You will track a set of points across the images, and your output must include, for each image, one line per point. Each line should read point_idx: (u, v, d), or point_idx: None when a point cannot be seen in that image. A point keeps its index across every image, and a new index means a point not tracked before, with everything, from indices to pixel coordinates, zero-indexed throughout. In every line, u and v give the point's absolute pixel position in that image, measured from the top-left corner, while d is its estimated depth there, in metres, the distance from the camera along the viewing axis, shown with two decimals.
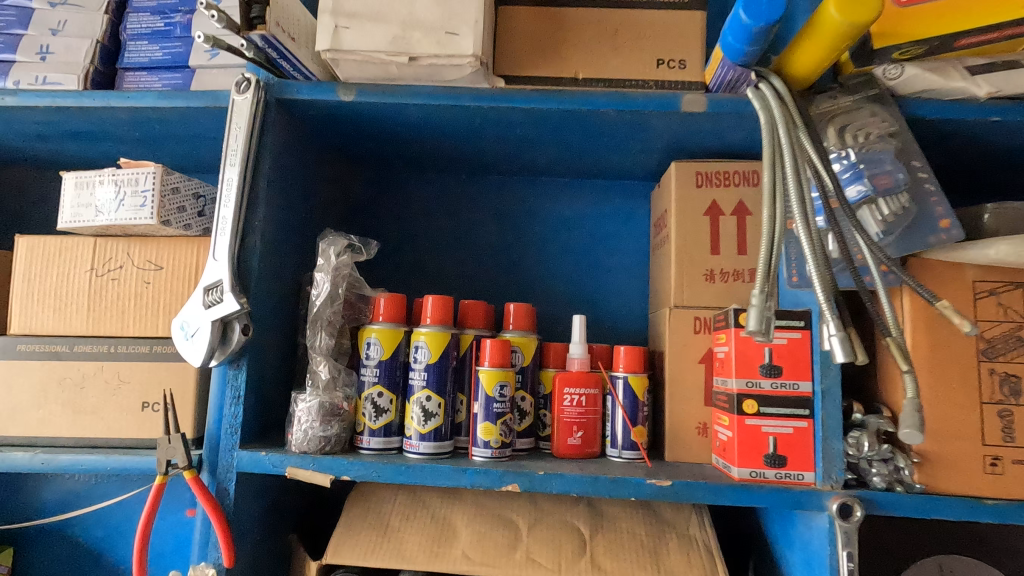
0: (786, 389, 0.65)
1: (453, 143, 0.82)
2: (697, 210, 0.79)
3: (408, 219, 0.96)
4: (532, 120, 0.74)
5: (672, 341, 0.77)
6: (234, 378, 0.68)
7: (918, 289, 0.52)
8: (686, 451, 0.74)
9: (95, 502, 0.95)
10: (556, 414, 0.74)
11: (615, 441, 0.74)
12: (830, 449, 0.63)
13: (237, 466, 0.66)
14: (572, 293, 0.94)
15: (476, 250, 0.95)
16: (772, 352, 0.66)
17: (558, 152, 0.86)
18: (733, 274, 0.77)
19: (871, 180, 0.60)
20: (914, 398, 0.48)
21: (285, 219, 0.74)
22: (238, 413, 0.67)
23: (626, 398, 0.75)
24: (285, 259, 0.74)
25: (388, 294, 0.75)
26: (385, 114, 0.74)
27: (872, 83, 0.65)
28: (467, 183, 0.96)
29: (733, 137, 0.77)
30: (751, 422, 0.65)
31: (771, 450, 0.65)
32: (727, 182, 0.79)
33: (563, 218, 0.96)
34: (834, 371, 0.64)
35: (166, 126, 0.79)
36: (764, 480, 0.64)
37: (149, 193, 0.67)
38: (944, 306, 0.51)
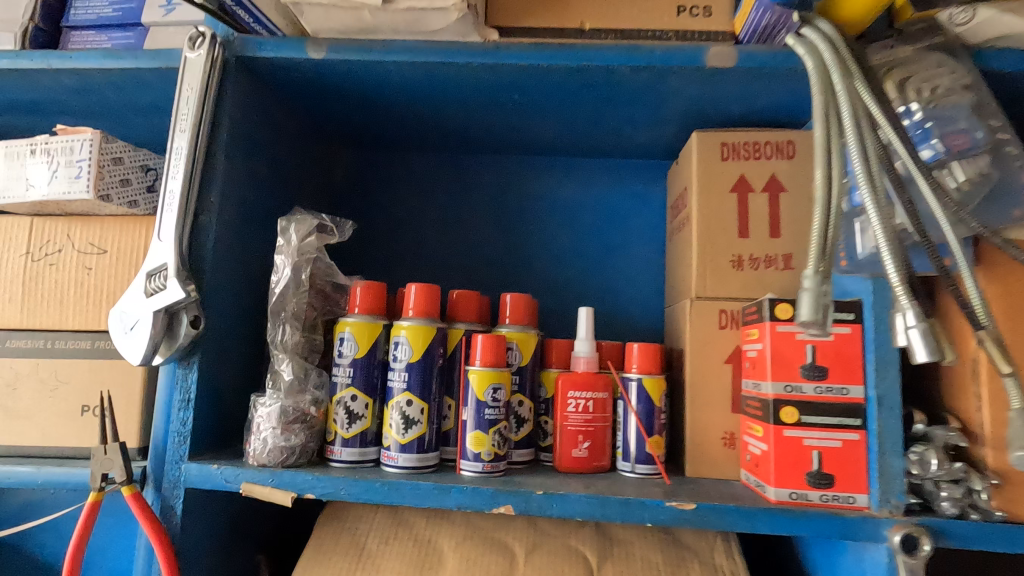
0: (832, 395, 0.55)
1: (443, 112, 0.73)
2: (722, 187, 0.68)
3: (396, 203, 0.86)
4: (531, 81, 0.64)
5: (693, 337, 0.66)
6: (182, 378, 0.58)
7: None
8: (710, 465, 0.64)
9: (54, 512, 0.87)
10: (558, 421, 0.64)
11: (626, 453, 0.64)
12: (888, 467, 0.52)
13: (184, 481, 0.57)
14: (578, 284, 0.83)
15: (470, 236, 0.85)
16: (816, 350, 0.55)
17: (562, 124, 0.76)
18: (765, 260, 0.67)
19: (943, 140, 0.49)
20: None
21: (248, 197, 0.65)
22: (186, 420, 0.57)
23: (640, 403, 0.64)
24: (248, 242, 0.65)
25: (365, 282, 0.65)
26: (361, 75, 0.64)
27: (937, 31, 0.54)
28: (461, 162, 0.87)
29: (764, 101, 0.67)
30: (791, 434, 0.55)
31: (815, 468, 0.54)
32: (757, 155, 0.68)
33: (568, 201, 0.86)
34: (892, 373, 0.53)
35: (117, 93, 0.70)
36: (807, 504, 0.54)
37: (86, 163, 0.58)
38: None
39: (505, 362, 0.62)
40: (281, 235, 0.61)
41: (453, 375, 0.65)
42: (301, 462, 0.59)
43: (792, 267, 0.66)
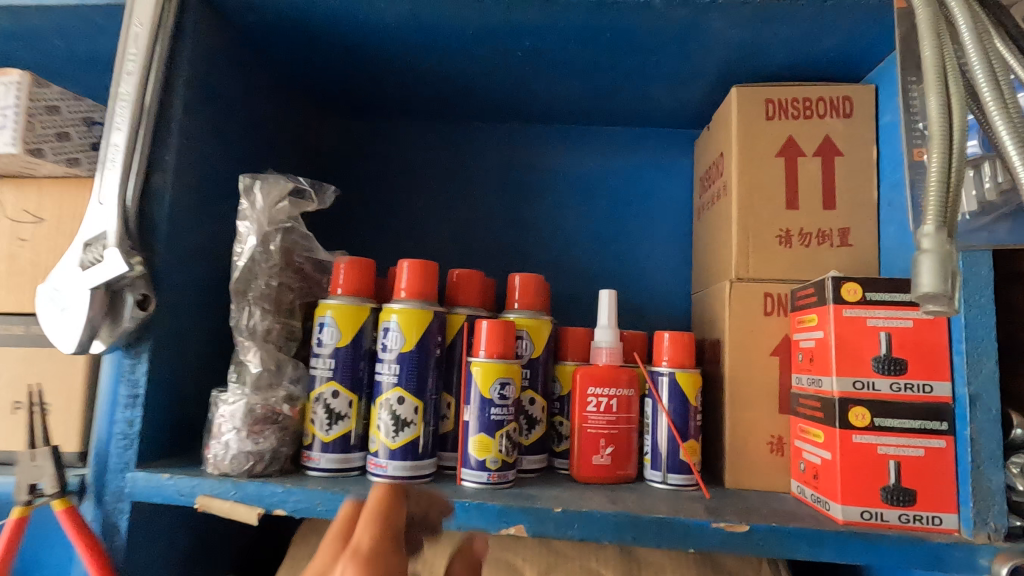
0: (911, 393, 0.45)
1: (443, 65, 0.63)
2: (768, 150, 0.59)
3: (389, 175, 0.76)
4: (546, 22, 0.55)
5: (733, 326, 0.57)
6: (129, 370, 0.48)
7: None
8: (755, 475, 0.54)
9: None
10: (576, 423, 0.55)
11: (656, 461, 0.54)
12: (985, 483, 0.43)
13: (130, 494, 0.47)
14: (594, 268, 0.74)
15: (473, 213, 0.75)
16: (890, 339, 0.46)
17: (579, 82, 0.66)
18: (818, 236, 0.57)
19: None
20: None
21: (213, 158, 0.55)
22: (133, 420, 0.48)
23: (672, 402, 0.55)
24: (212, 211, 0.55)
25: (350, 259, 0.55)
26: (346, 16, 0.54)
27: None
28: (462, 130, 0.77)
29: (818, 49, 0.57)
30: (861, 440, 0.45)
31: (892, 481, 0.45)
32: (808, 113, 0.59)
33: (582, 174, 0.76)
34: (987, 367, 0.43)
35: (64, 40, 0.60)
36: (882, 525, 0.44)
37: (13, 111, 0.48)
38: None
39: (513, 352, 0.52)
40: (246, 199, 0.52)
41: (456, 369, 0.56)
42: (272, 471, 0.49)
43: (849, 244, 0.57)
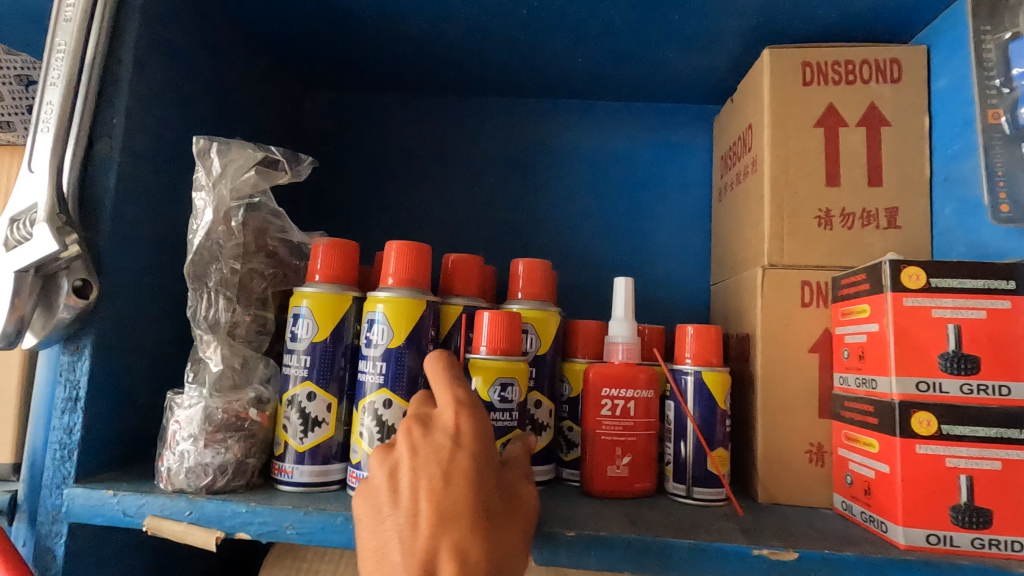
0: (985, 396, 0.39)
1: (438, 26, 0.56)
2: (805, 120, 0.52)
3: (378, 154, 0.69)
4: None
5: (767, 318, 0.50)
6: (68, 368, 0.41)
7: None
8: (792, 489, 0.48)
9: None
10: (588, 429, 0.48)
11: (680, 473, 0.48)
12: None
13: (66, 514, 0.40)
14: (604, 256, 0.67)
15: (470, 195, 0.68)
16: (960, 332, 0.39)
17: (590, 47, 0.59)
18: (862, 216, 0.50)
19: None
20: None
21: (172, 125, 0.48)
22: (73, 427, 0.41)
23: (698, 406, 0.48)
24: (171, 185, 0.48)
25: (330, 241, 0.48)
26: None
27: None
28: (459, 104, 0.70)
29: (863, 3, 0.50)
30: (926, 451, 0.39)
31: (963, 499, 0.38)
32: (850, 77, 0.52)
33: (591, 152, 0.69)
34: None
35: None
36: (953, 552, 0.38)
37: None
38: None
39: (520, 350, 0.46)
40: (202, 168, 0.44)
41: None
42: (236, 486, 0.42)
43: (897, 226, 0.50)
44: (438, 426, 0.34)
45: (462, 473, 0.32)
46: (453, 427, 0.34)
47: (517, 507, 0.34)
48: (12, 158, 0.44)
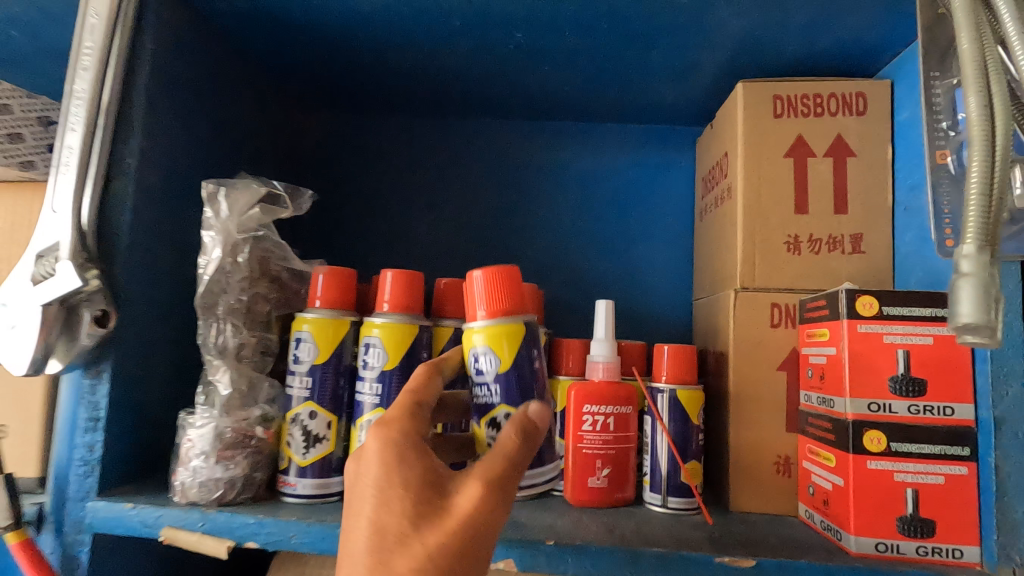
0: (931, 416, 0.42)
1: (430, 59, 0.59)
2: (775, 150, 0.55)
3: (375, 175, 0.73)
4: (538, 10, 0.50)
5: (738, 338, 0.53)
6: (89, 392, 0.45)
7: None
8: (760, 497, 0.51)
9: None
10: (571, 443, 0.51)
11: (655, 483, 0.51)
12: (1010, 513, 0.40)
13: (90, 524, 0.44)
14: (591, 273, 0.70)
15: (464, 215, 0.72)
16: (909, 357, 0.42)
17: (575, 76, 0.62)
18: (828, 242, 0.53)
19: None
20: None
21: (180, 160, 0.51)
22: (94, 445, 0.45)
23: (673, 421, 0.52)
24: (181, 216, 0.52)
25: (329, 268, 0.51)
26: (320, 6, 0.50)
27: None
28: (452, 127, 0.73)
29: (829, 41, 0.53)
30: (875, 466, 0.42)
31: (909, 510, 0.41)
32: (818, 110, 0.55)
33: (578, 173, 0.72)
34: (1015, 389, 0.40)
35: (21, 32, 0.56)
36: (899, 558, 0.41)
37: None
38: None
39: (532, 317, 0.42)
40: (212, 206, 0.48)
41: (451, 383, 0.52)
42: (244, 498, 0.46)
43: (861, 251, 0.53)
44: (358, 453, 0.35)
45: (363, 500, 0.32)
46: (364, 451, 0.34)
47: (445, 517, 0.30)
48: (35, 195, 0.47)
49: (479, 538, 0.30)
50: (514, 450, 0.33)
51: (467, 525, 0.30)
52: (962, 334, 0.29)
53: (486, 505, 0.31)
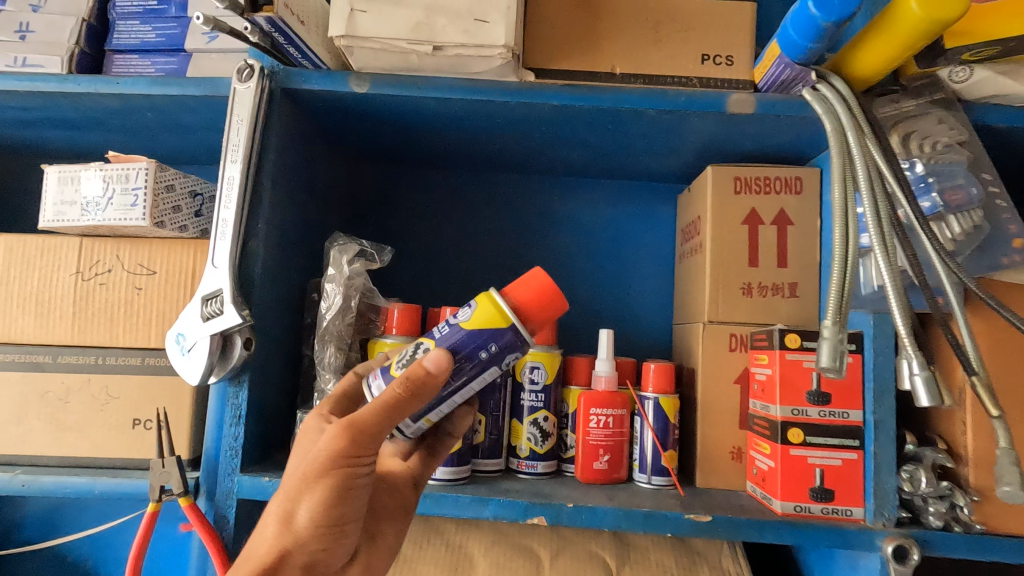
0: (834, 418, 0.60)
1: (474, 139, 0.76)
2: (734, 219, 0.73)
3: (419, 219, 0.89)
4: (561, 117, 0.67)
5: (705, 359, 0.71)
6: (234, 396, 0.61)
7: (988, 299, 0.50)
8: (719, 477, 0.70)
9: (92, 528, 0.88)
10: (580, 436, 0.69)
11: (643, 466, 0.69)
12: (882, 484, 0.58)
13: (237, 491, 0.60)
14: (592, 302, 0.88)
15: (491, 253, 0.89)
16: (821, 378, 0.61)
17: (585, 152, 0.79)
18: (772, 288, 0.72)
19: (942, 194, 0.54)
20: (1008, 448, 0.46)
21: (287, 222, 0.68)
22: (238, 435, 0.61)
23: (656, 420, 0.70)
24: (288, 264, 0.69)
25: (401, 304, 0.68)
26: (400, 107, 0.66)
27: (937, 86, 0.59)
28: (482, 181, 0.90)
29: (776, 142, 0.71)
30: (796, 453, 0.60)
31: (818, 483, 0.60)
32: (767, 189, 0.73)
33: (584, 221, 0.90)
34: (889, 401, 0.59)
35: (157, 115, 0.71)
36: (810, 516, 0.59)
37: (142, 191, 0.61)
38: None
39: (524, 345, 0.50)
40: (331, 263, 0.66)
41: (500, 392, 0.70)
42: None
43: (797, 295, 0.71)
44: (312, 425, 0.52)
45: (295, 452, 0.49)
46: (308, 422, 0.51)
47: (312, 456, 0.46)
48: (196, 251, 0.65)
49: (323, 466, 0.45)
50: (383, 400, 0.45)
51: (314, 458, 0.46)
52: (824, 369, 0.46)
53: (332, 443, 0.45)
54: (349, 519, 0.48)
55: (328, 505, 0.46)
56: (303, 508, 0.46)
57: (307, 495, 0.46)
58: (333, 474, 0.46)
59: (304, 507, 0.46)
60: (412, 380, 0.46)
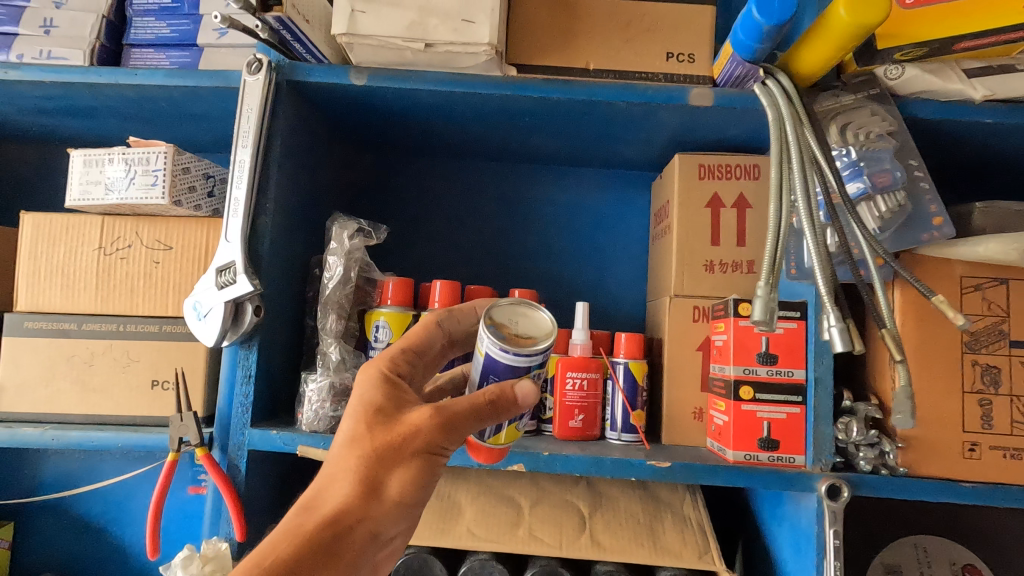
0: (780, 377, 0.68)
1: (463, 128, 0.82)
2: (699, 202, 0.81)
3: (411, 203, 0.96)
4: (541, 108, 0.74)
5: (671, 329, 0.79)
6: (244, 358, 0.68)
7: (914, 283, 0.54)
8: (683, 435, 0.77)
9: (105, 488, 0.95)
10: (558, 397, 0.76)
11: (614, 424, 0.77)
12: (821, 434, 0.66)
13: (248, 443, 0.67)
14: (572, 280, 0.95)
15: (479, 235, 0.96)
16: (769, 341, 0.68)
17: (564, 141, 0.86)
18: (732, 265, 0.79)
19: (870, 177, 0.62)
20: (904, 387, 0.53)
21: (291, 203, 0.75)
22: (249, 393, 0.68)
23: (626, 383, 0.77)
24: (293, 241, 0.76)
25: (396, 278, 0.75)
26: (395, 98, 0.73)
27: (873, 83, 0.67)
28: (470, 168, 0.97)
29: (736, 132, 0.78)
30: (747, 408, 0.68)
31: (765, 434, 0.67)
32: (729, 175, 0.80)
33: (565, 205, 0.97)
34: (828, 361, 0.67)
35: (170, 104, 0.77)
36: (758, 463, 0.67)
37: (162, 173, 0.67)
38: (939, 301, 0.53)
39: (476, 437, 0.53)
40: (333, 239, 0.73)
41: None
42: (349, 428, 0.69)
43: (754, 271, 0.79)
44: (363, 384, 0.49)
45: (357, 416, 0.46)
46: (365, 383, 0.48)
47: (402, 430, 0.45)
48: (211, 230, 0.72)
49: (416, 445, 0.45)
50: (480, 403, 0.45)
51: (409, 433, 0.45)
52: (758, 325, 0.54)
53: (433, 429, 0.44)
54: (422, 504, 0.47)
55: (416, 483, 0.45)
56: (393, 478, 0.44)
57: (398, 469, 0.44)
58: (424, 455, 0.45)
59: (392, 481, 0.44)
60: (502, 400, 0.46)
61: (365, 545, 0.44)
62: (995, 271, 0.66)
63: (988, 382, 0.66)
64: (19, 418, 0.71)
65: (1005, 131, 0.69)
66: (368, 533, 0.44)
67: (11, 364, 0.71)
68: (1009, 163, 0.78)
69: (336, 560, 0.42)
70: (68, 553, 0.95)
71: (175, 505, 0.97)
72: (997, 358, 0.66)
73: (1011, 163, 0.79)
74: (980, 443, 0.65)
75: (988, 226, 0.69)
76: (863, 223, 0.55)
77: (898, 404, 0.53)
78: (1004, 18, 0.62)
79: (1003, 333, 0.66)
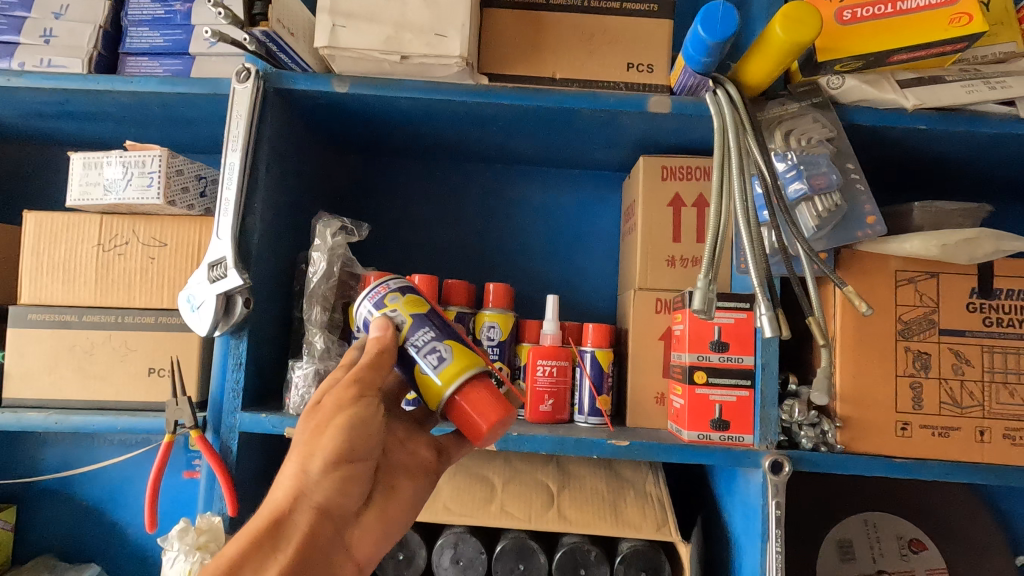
0: (731, 363, 0.74)
1: (441, 132, 0.88)
2: (662, 201, 0.86)
3: (395, 203, 1.02)
4: (512, 114, 0.80)
5: (636, 321, 0.85)
6: (235, 346, 0.73)
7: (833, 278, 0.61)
8: (646, 418, 0.83)
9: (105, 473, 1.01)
10: (529, 383, 0.82)
11: (582, 408, 0.83)
12: (767, 415, 0.72)
13: (239, 426, 0.72)
14: (547, 275, 1.01)
15: (459, 233, 1.01)
16: (721, 330, 0.74)
17: (537, 144, 0.92)
18: (692, 260, 0.85)
19: (809, 180, 0.68)
20: (825, 368, 0.60)
21: (279, 203, 0.80)
22: (239, 379, 0.73)
23: (592, 369, 0.83)
24: (281, 239, 0.81)
25: (377, 272, 0.80)
26: (375, 104, 0.78)
27: (818, 91, 0.72)
28: (450, 169, 1.02)
29: (695, 136, 0.84)
30: (700, 391, 0.73)
31: (717, 415, 0.73)
32: (690, 177, 0.86)
33: (540, 205, 1.02)
34: (773, 347, 0.73)
35: (163, 109, 0.82)
36: (709, 442, 0.73)
37: (157, 174, 0.72)
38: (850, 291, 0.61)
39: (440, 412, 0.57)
40: (317, 236, 0.79)
41: None
42: None
43: None
44: None
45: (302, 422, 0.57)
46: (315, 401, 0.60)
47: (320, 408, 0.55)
48: (203, 227, 0.77)
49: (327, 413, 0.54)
50: (366, 360, 0.55)
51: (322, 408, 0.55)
52: (698, 313, 0.60)
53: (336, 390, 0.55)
54: (358, 460, 0.55)
55: (337, 445, 0.53)
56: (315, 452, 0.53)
57: (320, 439, 0.53)
58: (339, 414, 0.54)
59: (317, 453, 0.53)
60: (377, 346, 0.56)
61: (312, 519, 0.53)
62: (927, 265, 0.73)
63: (920, 367, 0.72)
64: (24, 404, 0.76)
65: (938, 137, 0.75)
66: (307, 506, 0.53)
67: (16, 354, 0.76)
68: (947, 165, 0.85)
69: (288, 538, 0.52)
70: (68, 535, 1.00)
71: (166, 488, 1.02)
72: (927, 345, 0.72)
73: (949, 166, 0.85)
74: (911, 423, 0.71)
75: (923, 225, 0.75)
76: (796, 224, 0.61)
77: (818, 383, 0.62)
78: (931, 35, 0.68)
79: (933, 322, 0.72)
